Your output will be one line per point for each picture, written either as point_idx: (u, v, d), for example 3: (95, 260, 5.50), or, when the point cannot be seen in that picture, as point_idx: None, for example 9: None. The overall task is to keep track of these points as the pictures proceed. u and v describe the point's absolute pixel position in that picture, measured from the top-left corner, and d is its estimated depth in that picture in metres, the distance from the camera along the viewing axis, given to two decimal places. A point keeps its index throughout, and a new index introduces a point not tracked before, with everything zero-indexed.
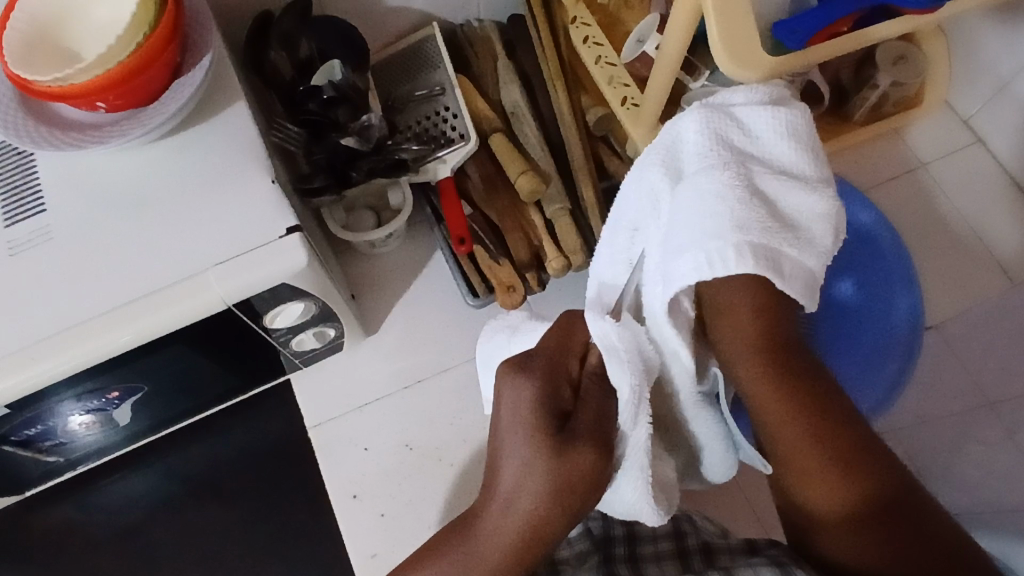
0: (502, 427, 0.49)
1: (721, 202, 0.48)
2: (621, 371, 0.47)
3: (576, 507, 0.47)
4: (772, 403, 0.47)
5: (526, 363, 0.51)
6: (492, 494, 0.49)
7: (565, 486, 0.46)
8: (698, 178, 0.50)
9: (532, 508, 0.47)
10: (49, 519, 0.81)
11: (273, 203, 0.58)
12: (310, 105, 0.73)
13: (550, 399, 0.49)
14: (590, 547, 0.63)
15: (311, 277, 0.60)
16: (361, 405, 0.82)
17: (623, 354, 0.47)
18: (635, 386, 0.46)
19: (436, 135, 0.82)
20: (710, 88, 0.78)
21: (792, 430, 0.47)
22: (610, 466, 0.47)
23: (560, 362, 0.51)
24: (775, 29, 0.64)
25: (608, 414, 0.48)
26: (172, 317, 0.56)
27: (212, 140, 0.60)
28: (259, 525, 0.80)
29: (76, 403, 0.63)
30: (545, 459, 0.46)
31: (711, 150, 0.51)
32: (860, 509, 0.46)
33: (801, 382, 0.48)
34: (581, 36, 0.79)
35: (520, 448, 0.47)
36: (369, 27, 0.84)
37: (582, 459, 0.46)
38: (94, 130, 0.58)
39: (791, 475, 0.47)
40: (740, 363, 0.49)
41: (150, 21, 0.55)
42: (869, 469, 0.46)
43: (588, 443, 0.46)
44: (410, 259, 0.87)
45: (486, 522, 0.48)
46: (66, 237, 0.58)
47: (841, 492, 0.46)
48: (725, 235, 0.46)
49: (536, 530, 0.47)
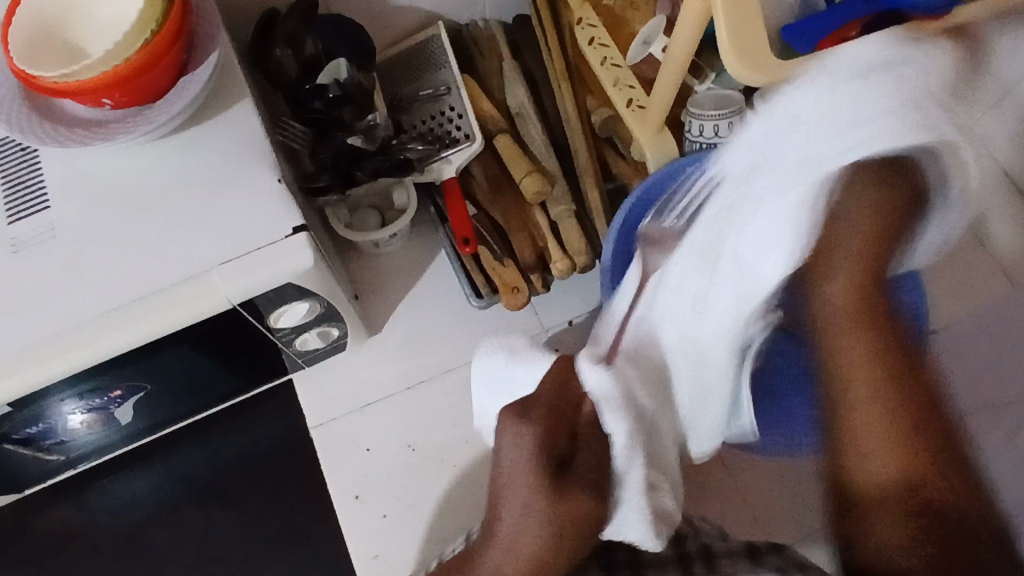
0: (506, 472, 0.57)
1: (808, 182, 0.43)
2: (615, 415, 0.52)
3: (576, 542, 0.55)
4: (876, 390, 0.49)
5: (523, 413, 0.57)
6: (497, 532, 0.57)
7: (563, 526, 0.54)
8: (781, 153, 0.44)
9: (535, 546, 0.55)
10: (48, 517, 0.81)
11: (279, 202, 0.58)
12: (315, 105, 0.73)
13: (547, 449, 0.55)
14: (589, 555, 0.63)
15: (317, 277, 0.60)
16: (363, 405, 0.82)
17: (614, 407, 0.53)
18: (628, 432, 0.52)
19: (441, 135, 0.82)
20: (716, 91, 0.79)
21: (873, 419, 0.49)
22: (606, 506, 0.55)
23: (559, 413, 0.56)
24: (784, 31, 0.65)
25: (604, 463, 0.54)
26: (178, 317, 0.56)
27: (218, 138, 0.60)
28: (260, 525, 0.80)
29: (78, 401, 0.63)
30: (544, 504, 0.54)
31: (825, 125, 0.42)
32: (909, 485, 0.49)
33: (903, 377, 0.49)
34: (587, 37, 0.79)
35: (518, 489, 0.55)
36: (374, 25, 0.84)
37: (578, 500, 0.54)
38: (98, 127, 0.57)
39: (853, 451, 0.51)
40: (848, 317, 0.49)
41: (157, 18, 0.55)
42: (928, 448, 0.49)
43: (583, 485, 0.54)
44: (413, 258, 0.87)
45: (493, 558, 0.57)
46: (71, 234, 0.58)
47: (896, 465, 0.49)
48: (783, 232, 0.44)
49: (540, 562, 0.56)
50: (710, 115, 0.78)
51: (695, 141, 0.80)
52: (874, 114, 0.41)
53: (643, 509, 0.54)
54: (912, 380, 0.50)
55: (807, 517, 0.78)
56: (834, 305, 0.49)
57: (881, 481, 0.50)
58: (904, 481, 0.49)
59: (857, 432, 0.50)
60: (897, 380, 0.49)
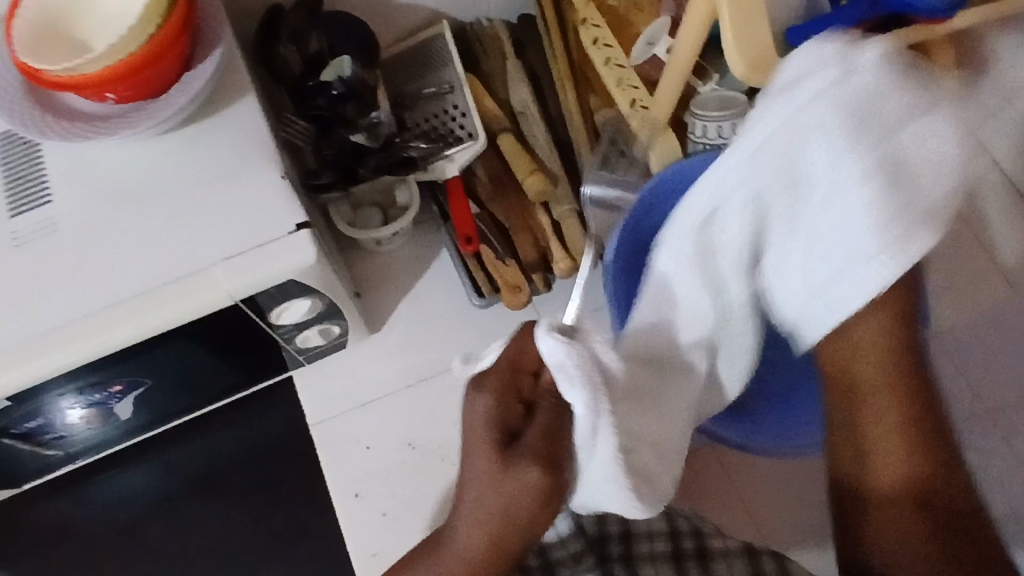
0: (464, 442, 0.51)
1: (899, 209, 0.42)
2: (572, 389, 0.44)
3: (531, 521, 0.49)
4: (894, 450, 0.47)
5: (479, 382, 0.52)
6: (457, 511, 0.52)
7: (514, 500, 0.48)
8: (852, 189, 0.43)
9: (489, 523, 0.49)
10: (45, 512, 0.80)
11: (283, 198, 0.58)
12: (319, 101, 0.73)
13: (499, 417, 0.49)
14: (584, 546, 0.63)
15: (318, 274, 0.60)
16: (363, 403, 0.81)
17: (579, 379, 0.44)
18: (589, 402, 0.44)
19: (444, 133, 0.82)
20: (720, 92, 0.79)
21: (893, 482, 0.47)
22: (561, 479, 0.48)
23: (512, 380, 0.50)
24: (789, 32, 0.65)
25: (560, 429, 0.49)
26: (178, 312, 0.56)
27: (221, 133, 0.60)
28: (259, 522, 0.79)
29: (78, 397, 0.63)
30: (493, 474, 0.48)
31: (839, 170, 0.44)
32: (923, 490, 0.47)
33: (925, 436, 0.47)
34: (590, 37, 0.79)
35: (474, 460, 0.49)
36: (378, 23, 0.84)
37: (528, 474, 0.47)
38: (101, 121, 0.57)
39: (873, 510, 0.48)
40: (875, 357, 0.47)
41: (162, 12, 0.54)
42: (942, 501, 0.47)
43: (534, 458, 0.47)
44: (415, 256, 0.87)
45: (454, 536, 0.51)
46: (72, 228, 0.58)
47: (914, 466, 0.47)
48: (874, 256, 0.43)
49: (496, 539, 0.50)
50: (714, 116, 0.77)
51: (698, 142, 0.81)
52: (877, 145, 0.42)
53: (616, 473, 0.47)
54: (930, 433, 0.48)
55: (805, 518, 0.78)
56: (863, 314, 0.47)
57: (896, 484, 0.48)
58: (921, 484, 0.47)
59: (873, 435, 0.48)
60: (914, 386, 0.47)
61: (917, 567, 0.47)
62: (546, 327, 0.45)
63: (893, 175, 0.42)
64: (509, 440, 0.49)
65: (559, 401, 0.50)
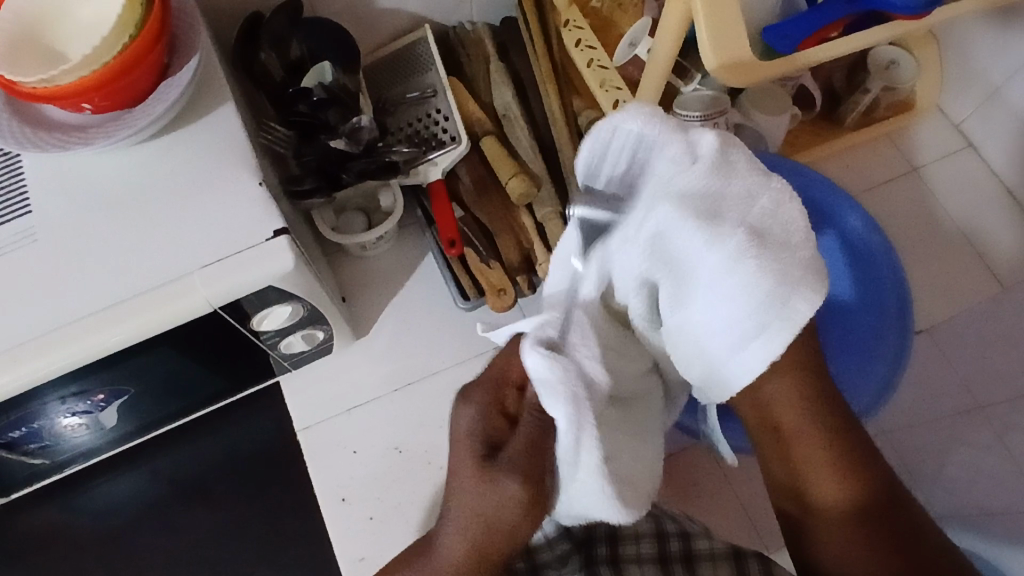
0: (452, 451, 0.51)
1: (780, 279, 0.41)
2: (556, 402, 0.43)
3: (509, 533, 0.48)
4: (827, 479, 0.51)
5: (470, 391, 0.53)
6: (441, 521, 0.52)
7: (493, 513, 0.48)
8: (735, 275, 0.41)
9: (470, 535, 0.49)
10: (35, 520, 0.81)
11: (261, 206, 0.58)
12: (300, 107, 0.73)
13: (485, 426, 0.50)
14: (571, 548, 0.62)
15: (298, 280, 0.60)
16: (350, 407, 0.82)
17: (563, 395, 0.43)
18: (572, 416, 0.43)
19: (427, 137, 0.82)
20: (702, 92, 0.80)
21: (833, 509, 0.52)
22: (542, 493, 0.47)
23: (496, 393, 0.51)
24: (766, 32, 0.64)
25: (542, 442, 0.48)
26: (156, 320, 0.56)
27: (200, 141, 0.60)
28: (248, 527, 0.80)
29: (62, 406, 0.63)
30: (472, 487, 0.48)
31: (713, 259, 0.41)
32: (860, 503, 0.51)
33: (854, 464, 0.51)
34: (573, 39, 0.80)
35: (459, 467, 0.49)
36: (361, 28, 0.84)
37: (508, 484, 0.47)
38: (79, 131, 0.57)
39: (822, 536, 0.53)
40: (789, 399, 0.51)
41: (135, 23, 0.55)
42: (886, 523, 0.51)
43: (513, 470, 0.47)
44: (400, 260, 0.87)
45: (437, 546, 0.52)
46: (51, 237, 0.58)
47: (849, 487, 0.51)
48: (769, 321, 0.42)
49: (477, 552, 0.49)
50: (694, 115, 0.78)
51: None
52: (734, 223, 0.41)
53: (601, 483, 0.46)
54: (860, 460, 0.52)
55: None
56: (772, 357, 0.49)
57: (836, 505, 0.52)
58: (855, 501, 0.51)
59: (811, 471, 0.52)
60: (829, 419, 0.51)
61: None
62: (531, 343, 0.44)
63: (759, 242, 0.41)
64: (492, 450, 0.49)
65: (542, 415, 0.48)
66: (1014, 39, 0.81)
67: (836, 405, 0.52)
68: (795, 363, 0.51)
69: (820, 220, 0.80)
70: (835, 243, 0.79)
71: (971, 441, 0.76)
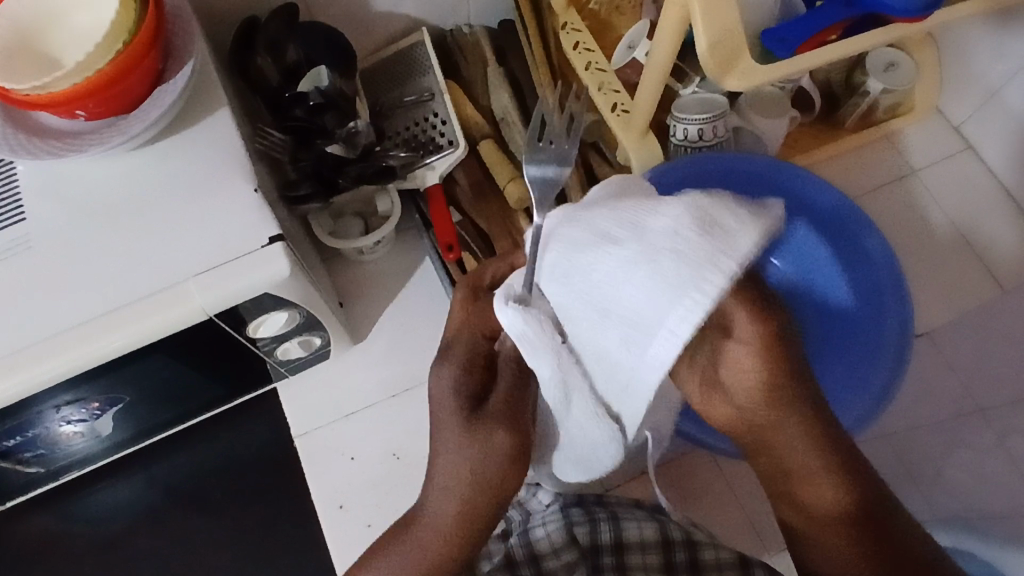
0: (435, 413, 0.54)
1: (671, 254, 0.41)
2: (533, 350, 0.50)
3: (499, 480, 0.51)
4: (813, 487, 0.49)
5: (448, 354, 0.56)
6: (430, 485, 0.53)
7: (485, 459, 0.50)
8: (623, 262, 0.43)
9: (463, 488, 0.51)
10: (31, 528, 0.80)
11: (256, 212, 0.58)
12: (297, 112, 0.72)
13: (466, 383, 0.53)
14: (578, 556, 0.61)
15: (292, 287, 0.59)
16: (348, 413, 0.81)
17: (537, 345, 0.50)
18: (550, 362, 0.50)
19: (424, 141, 0.81)
20: (701, 95, 0.81)
21: (824, 514, 0.50)
22: (523, 435, 0.52)
23: (475, 347, 0.56)
24: (763, 37, 0.63)
25: (522, 384, 0.54)
26: (150, 327, 0.55)
27: (194, 147, 0.60)
28: (245, 533, 0.79)
29: (58, 413, 0.63)
30: (461, 434, 0.51)
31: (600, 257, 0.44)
32: (850, 501, 0.49)
33: (841, 472, 0.49)
34: (571, 41, 0.79)
35: (444, 425, 0.52)
36: (357, 31, 0.83)
37: (495, 433, 0.51)
38: (73, 138, 0.57)
39: (818, 541, 0.51)
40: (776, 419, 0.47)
41: (129, 29, 0.54)
42: (873, 527, 0.49)
43: (499, 418, 0.51)
44: (398, 264, 0.87)
45: (427, 510, 0.53)
46: (44, 245, 0.57)
47: (837, 486, 0.49)
48: (676, 294, 0.41)
49: (468, 506, 0.51)
50: (695, 119, 0.79)
51: (679, 145, 0.83)
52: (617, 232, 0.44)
53: (596, 412, 0.51)
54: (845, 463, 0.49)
55: None
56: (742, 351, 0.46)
57: (821, 506, 0.50)
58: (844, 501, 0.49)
59: (796, 472, 0.49)
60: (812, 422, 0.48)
61: None
62: (501, 299, 0.51)
63: (638, 233, 0.43)
64: (475, 402, 0.53)
65: (519, 363, 0.54)
66: (1013, 39, 0.81)
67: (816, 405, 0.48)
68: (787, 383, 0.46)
69: (821, 225, 0.79)
70: (824, 246, 0.78)
71: (971, 442, 0.73)
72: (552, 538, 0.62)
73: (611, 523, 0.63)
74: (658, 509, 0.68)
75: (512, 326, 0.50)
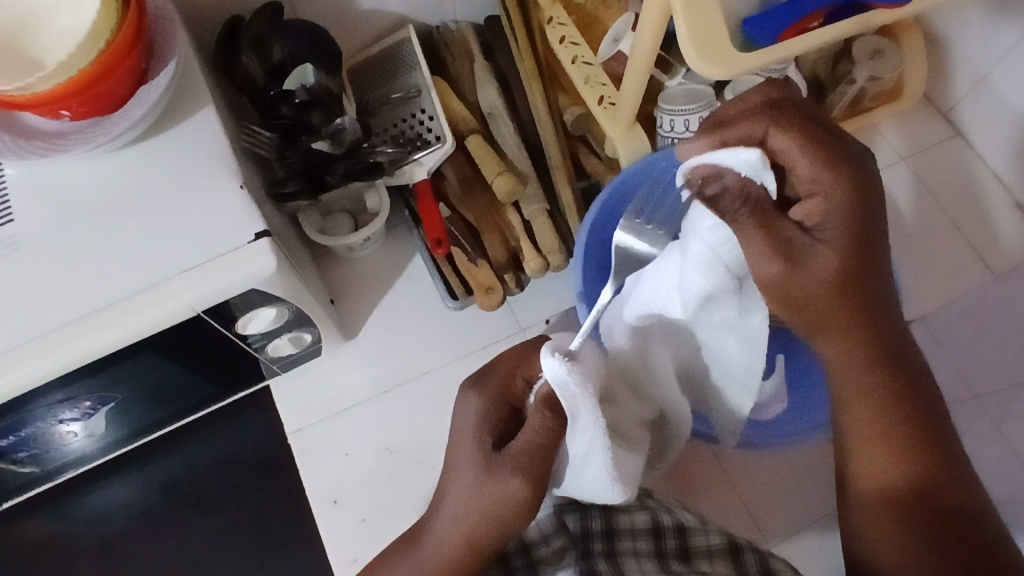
0: (454, 444, 0.54)
1: (725, 260, 0.51)
2: (576, 398, 0.48)
3: (503, 529, 0.50)
4: (862, 407, 0.52)
5: (480, 382, 0.55)
6: (438, 511, 0.53)
7: (493, 508, 0.50)
8: (710, 285, 0.52)
9: (467, 527, 0.51)
10: (30, 528, 0.81)
11: (242, 209, 0.58)
12: (283, 109, 0.73)
13: (491, 422, 0.53)
14: (567, 542, 0.58)
15: (279, 282, 0.60)
16: (342, 409, 0.81)
17: (582, 395, 0.48)
18: (596, 413, 0.48)
19: (412, 137, 0.82)
20: (686, 86, 0.82)
21: (878, 439, 0.52)
22: (536, 495, 0.50)
23: (507, 386, 0.55)
24: (746, 24, 0.64)
25: (549, 441, 0.50)
26: (138, 327, 0.56)
27: (180, 145, 0.60)
28: (241, 530, 0.80)
29: (50, 413, 0.63)
30: (474, 478, 0.50)
31: (679, 278, 0.54)
32: (904, 483, 0.52)
33: (897, 400, 0.52)
34: (558, 35, 0.78)
35: (462, 464, 0.52)
36: (344, 29, 0.84)
37: (508, 483, 0.49)
38: (58, 138, 0.57)
39: (868, 475, 0.53)
40: (816, 313, 0.50)
41: (111, 28, 0.54)
42: (922, 467, 0.52)
43: (515, 469, 0.49)
44: (389, 259, 0.87)
45: (430, 535, 0.53)
46: (31, 246, 0.57)
47: (896, 445, 0.52)
48: (713, 261, 0.51)
49: (470, 542, 0.51)
50: (682, 109, 0.79)
51: (666, 136, 0.83)
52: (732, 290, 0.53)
53: (612, 473, 0.51)
54: (900, 395, 0.52)
55: (785, 504, 0.79)
56: (751, 257, 0.49)
57: (875, 468, 0.53)
58: (899, 459, 0.52)
59: (854, 435, 0.53)
60: (888, 383, 0.52)
61: (892, 526, 0.52)
62: (547, 349, 0.49)
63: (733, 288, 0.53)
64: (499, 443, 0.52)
65: (555, 410, 0.51)
66: (1001, 24, 0.81)
67: (886, 354, 0.51)
68: (829, 274, 0.49)
69: None
70: None
71: None
72: (542, 525, 0.59)
73: (602, 513, 0.62)
74: (650, 495, 0.68)
75: (557, 377, 0.48)
